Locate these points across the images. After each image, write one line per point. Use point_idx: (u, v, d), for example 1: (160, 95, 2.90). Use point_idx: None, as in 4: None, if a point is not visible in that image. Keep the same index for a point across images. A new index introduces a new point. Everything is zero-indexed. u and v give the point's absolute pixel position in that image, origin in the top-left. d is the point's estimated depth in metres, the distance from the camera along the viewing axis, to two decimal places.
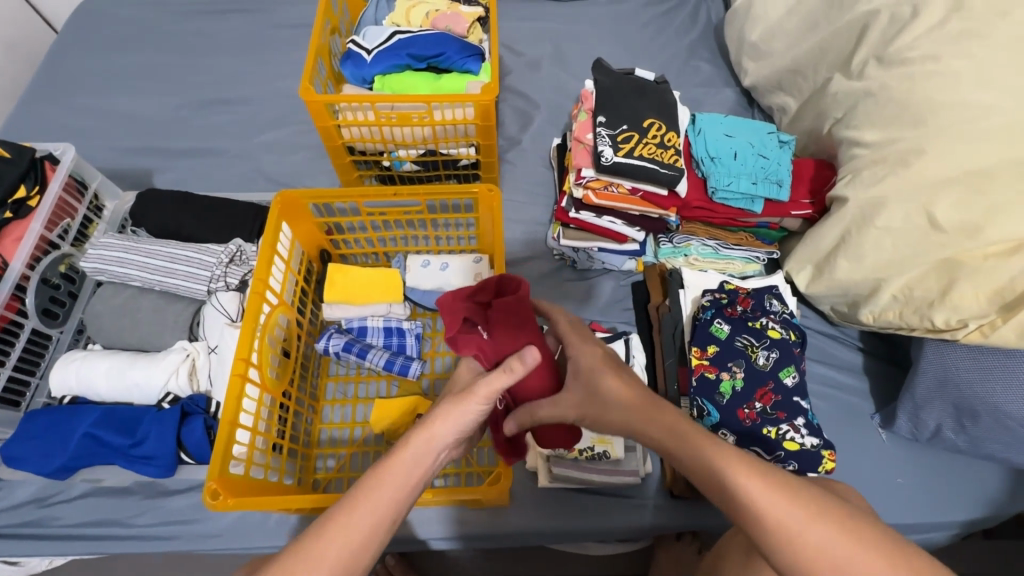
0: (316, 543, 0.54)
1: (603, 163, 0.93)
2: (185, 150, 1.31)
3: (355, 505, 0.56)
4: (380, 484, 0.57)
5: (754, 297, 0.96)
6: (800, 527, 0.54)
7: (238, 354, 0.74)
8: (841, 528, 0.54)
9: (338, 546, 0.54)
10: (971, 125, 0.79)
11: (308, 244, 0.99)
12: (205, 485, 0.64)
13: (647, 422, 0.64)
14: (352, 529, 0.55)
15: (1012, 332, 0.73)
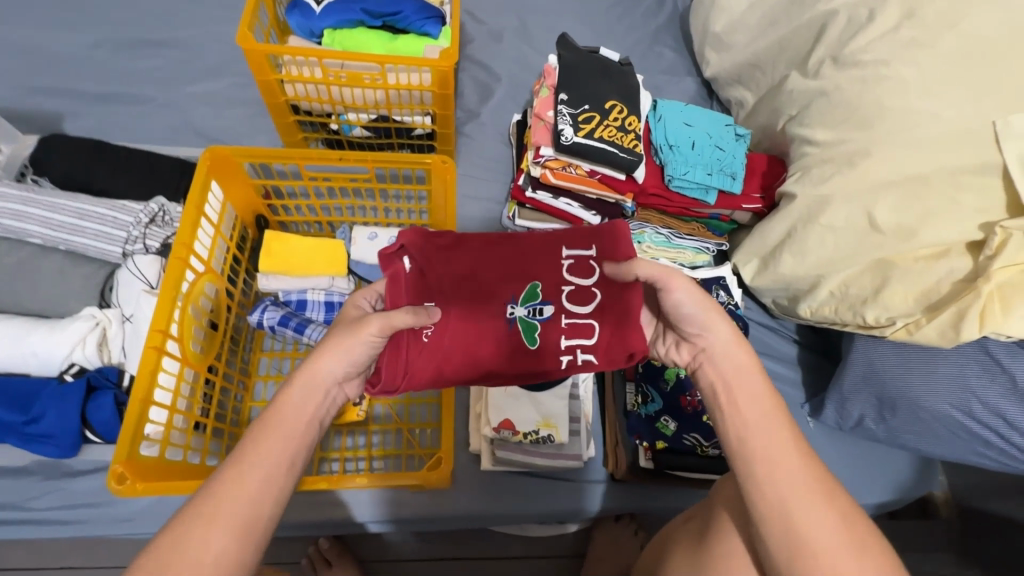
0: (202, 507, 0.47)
1: (563, 142, 0.90)
2: (103, 94, 1.17)
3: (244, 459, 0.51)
4: (270, 432, 0.53)
5: (701, 288, 0.99)
6: (810, 505, 0.48)
7: (154, 325, 0.67)
8: (873, 544, 0.47)
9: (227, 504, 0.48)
10: (914, 130, 0.81)
11: (242, 208, 0.91)
12: (111, 468, 0.58)
13: (715, 364, 0.57)
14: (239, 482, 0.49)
15: (934, 331, 0.76)
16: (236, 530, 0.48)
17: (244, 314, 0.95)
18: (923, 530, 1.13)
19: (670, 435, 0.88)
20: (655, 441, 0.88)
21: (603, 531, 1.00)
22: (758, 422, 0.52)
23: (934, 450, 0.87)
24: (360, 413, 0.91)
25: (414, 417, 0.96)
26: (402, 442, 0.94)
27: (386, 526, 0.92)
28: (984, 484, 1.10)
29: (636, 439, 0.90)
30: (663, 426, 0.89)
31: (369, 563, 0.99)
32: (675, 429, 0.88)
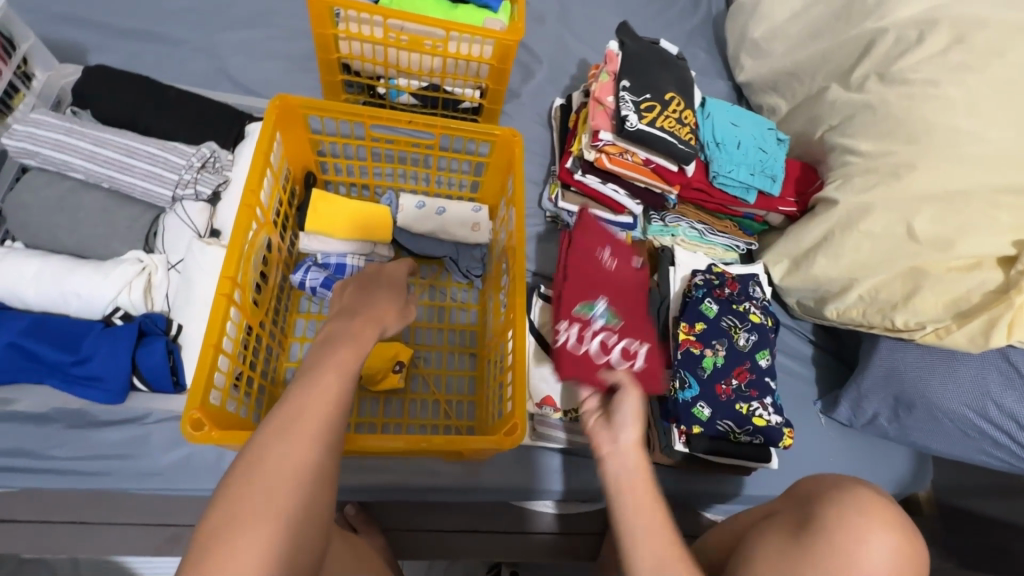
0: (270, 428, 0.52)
1: (626, 128, 0.92)
2: (132, 31, 1.11)
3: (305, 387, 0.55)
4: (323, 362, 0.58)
5: (739, 282, 1.01)
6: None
7: (225, 271, 0.65)
8: None
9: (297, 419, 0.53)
10: (957, 148, 0.86)
11: (294, 163, 0.88)
12: (186, 414, 0.56)
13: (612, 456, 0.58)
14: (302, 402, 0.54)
15: (964, 336, 0.82)
16: (310, 444, 0.52)
17: (285, 273, 0.93)
18: None
19: (704, 420, 0.90)
20: (691, 426, 0.90)
21: None
22: (637, 511, 0.54)
23: (943, 449, 0.93)
24: (399, 380, 0.91)
25: (451, 390, 0.96)
26: (438, 413, 0.94)
27: (418, 495, 0.92)
28: (968, 484, 1.19)
29: (672, 422, 0.93)
30: (698, 411, 0.90)
31: (392, 532, 0.99)
32: (710, 415, 0.90)
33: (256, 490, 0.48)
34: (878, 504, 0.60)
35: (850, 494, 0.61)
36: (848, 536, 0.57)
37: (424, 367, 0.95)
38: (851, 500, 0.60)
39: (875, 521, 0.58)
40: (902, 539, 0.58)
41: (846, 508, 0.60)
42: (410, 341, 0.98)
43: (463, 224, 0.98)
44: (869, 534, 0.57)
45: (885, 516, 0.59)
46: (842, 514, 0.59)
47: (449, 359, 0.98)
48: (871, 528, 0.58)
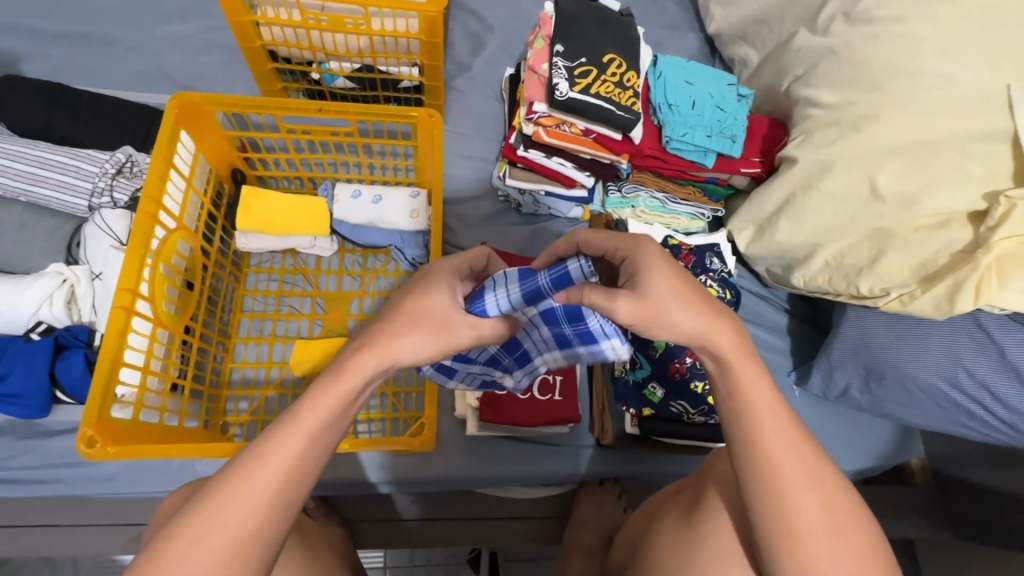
0: (300, 403, 0.50)
1: (557, 97, 0.86)
2: (67, 34, 1.09)
3: (336, 380, 0.50)
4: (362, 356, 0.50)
5: (695, 254, 0.96)
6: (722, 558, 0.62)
7: (121, 284, 0.64)
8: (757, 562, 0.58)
9: (323, 411, 0.49)
10: (924, 94, 0.76)
11: (214, 160, 0.85)
12: (79, 432, 0.57)
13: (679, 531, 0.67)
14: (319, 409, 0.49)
15: (928, 303, 0.75)
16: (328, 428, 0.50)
17: (221, 274, 0.92)
18: (901, 497, 1.15)
19: (657, 402, 0.87)
20: (642, 408, 0.87)
21: (588, 494, 1.01)
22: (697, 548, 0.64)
23: (916, 420, 0.88)
24: None
25: (400, 381, 0.93)
26: (387, 406, 0.93)
27: (373, 488, 0.92)
28: (960, 453, 1.12)
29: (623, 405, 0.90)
30: (650, 393, 0.88)
31: (356, 522, 1.00)
32: (662, 396, 0.87)
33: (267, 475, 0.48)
34: (831, 494, 0.51)
35: (808, 439, 0.53)
36: (781, 504, 0.51)
37: None
38: (807, 461, 0.52)
39: (818, 497, 0.51)
40: (857, 555, 0.50)
41: (796, 456, 0.52)
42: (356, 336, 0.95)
43: (401, 212, 0.95)
44: (814, 524, 0.50)
45: (828, 498, 0.51)
46: (787, 471, 0.51)
47: None
48: (806, 495, 0.51)
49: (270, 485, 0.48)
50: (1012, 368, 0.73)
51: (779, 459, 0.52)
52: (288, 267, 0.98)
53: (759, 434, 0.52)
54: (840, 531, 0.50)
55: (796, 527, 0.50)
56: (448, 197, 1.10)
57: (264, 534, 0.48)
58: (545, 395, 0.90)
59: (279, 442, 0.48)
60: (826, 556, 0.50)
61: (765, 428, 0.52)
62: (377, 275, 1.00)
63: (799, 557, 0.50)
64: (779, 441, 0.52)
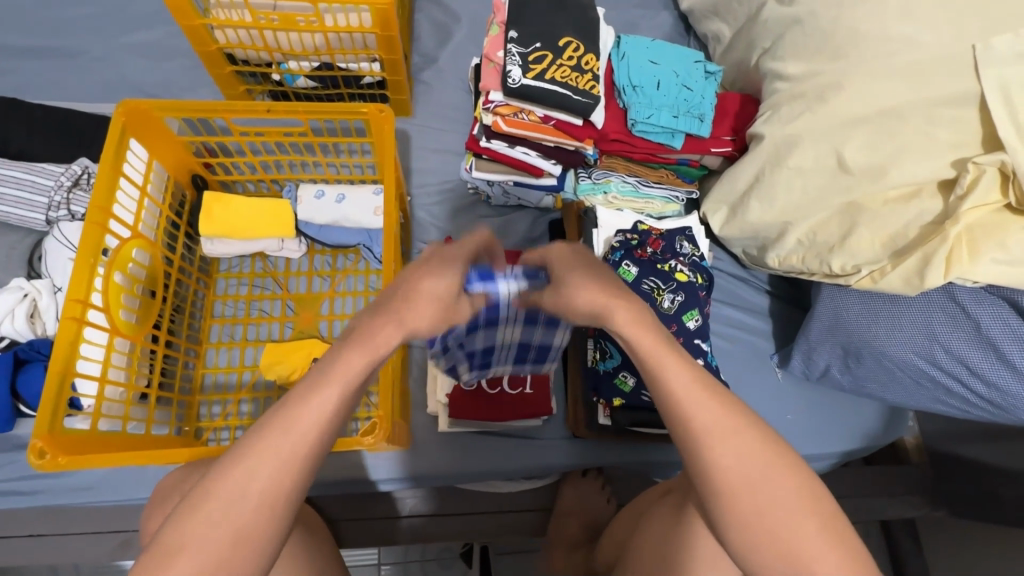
0: (331, 358, 0.49)
1: (511, 85, 0.84)
2: (31, 49, 1.09)
3: (363, 342, 0.49)
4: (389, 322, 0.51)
5: (664, 239, 0.93)
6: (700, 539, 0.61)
7: (71, 296, 0.65)
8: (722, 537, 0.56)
9: (355, 367, 0.49)
10: (888, 60, 0.73)
11: (172, 167, 0.85)
12: (30, 444, 0.58)
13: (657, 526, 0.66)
14: (350, 368, 0.48)
15: (899, 279, 0.73)
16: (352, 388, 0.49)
17: (188, 280, 0.92)
18: (895, 476, 1.12)
19: (628, 391, 0.86)
20: (612, 399, 0.86)
21: (571, 485, 0.99)
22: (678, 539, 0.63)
23: (898, 399, 0.85)
24: None
25: None
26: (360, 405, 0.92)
27: (350, 487, 0.92)
28: (956, 429, 1.08)
29: (595, 396, 0.88)
30: (621, 382, 0.86)
31: (339, 521, 1.00)
32: (634, 385, 0.86)
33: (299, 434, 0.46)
34: (756, 442, 0.48)
35: (715, 386, 0.50)
36: (703, 462, 0.48)
37: None
38: (719, 409, 0.49)
39: (738, 447, 0.47)
40: (793, 501, 0.46)
41: (708, 404, 0.49)
42: (327, 336, 0.95)
43: (364, 211, 0.94)
44: (741, 479, 0.47)
45: (750, 447, 0.48)
46: (702, 423, 0.48)
47: None
48: (722, 446, 0.48)
49: (302, 441, 0.47)
50: (985, 339, 0.70)
51: (690, 412, 0.49)
52: (257, 271, 0.98)
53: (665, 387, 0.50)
54: (763, 479, 0.47)
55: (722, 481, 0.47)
56: (418, 192, 1.09)
57: (293, 489, 0.46)
58: (517, 391, 0.89)
59: (310, 402, 0.47)
60: (760, 507, 0.46)
61: (671, 380, 0.50)
62: (347, 274, 0.99)
63: (734, 516, 0.47)
64: (687, 392, 0.49)
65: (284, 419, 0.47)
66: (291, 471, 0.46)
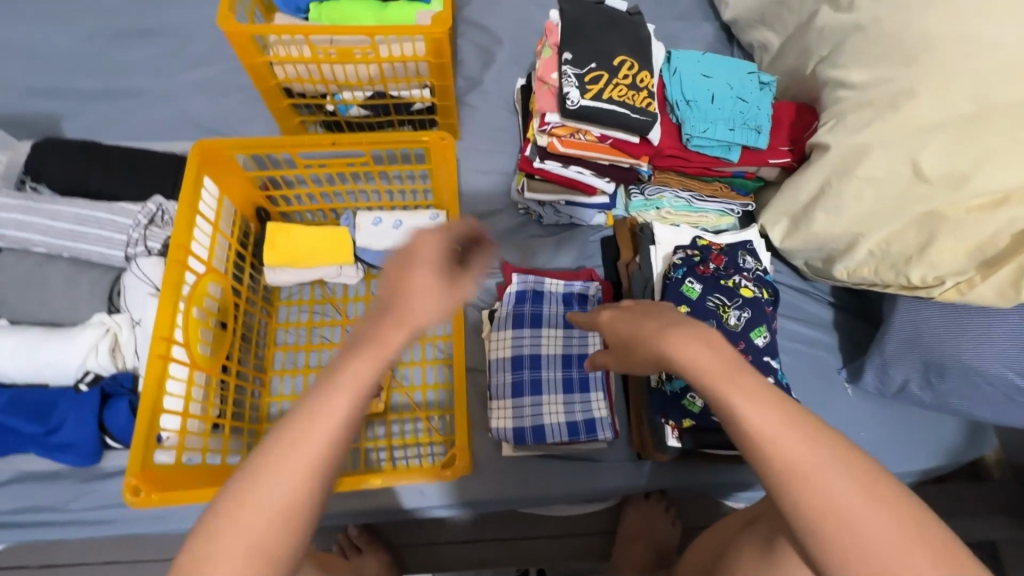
0: (315, 387, 0.44)
1: (569, 107, 0.84)
2: (99, 91, 1.15)
3: (341, 379, 0.43)
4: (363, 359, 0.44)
5: (726, 254, 0.92)
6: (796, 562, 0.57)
7: (156, 333, 0.67)
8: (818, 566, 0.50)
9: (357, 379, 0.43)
10: (964, 64, 0.70)
11: (239, 201, 0.88)
12: (125, 481, 0.60)
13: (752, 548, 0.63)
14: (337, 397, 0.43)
15: (989, 291, 0.70)
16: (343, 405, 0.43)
17: (253, 310, 0.94)
18: (977, 492, 1.06)
19: (697, 412, 0.83)
20: (681, 420, 0.84)
21: (635, 508, 0.97)
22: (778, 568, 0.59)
23: (987, 415, 0.81)
24: (380, 404, 0.90)
25: (434, 404, 0.94)
26: (422, 430, 0.92)
27: (412, 514, 0.91)
28: None
29: (663, 418, 0.85)
30: (690, 403, 0.84)
31: (401, 547, 0.99)
32: (703, 406, 0.83)
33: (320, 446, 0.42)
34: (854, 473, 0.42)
35: (804, 421, 0.45)
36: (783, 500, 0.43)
37: (403, 385, 0.94)
38: (806, 444, 0.43)
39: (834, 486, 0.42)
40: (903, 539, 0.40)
41: (800, 441, 0.44)
42: (387, 360, 0.96)
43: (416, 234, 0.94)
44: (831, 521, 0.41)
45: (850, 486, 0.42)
46: (784, 458, 0.43)
47: (428, 372, 0.95)
48: (816, 488, 0.42)
49: (304, 464, 0.42)
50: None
51: (776, 451, 0.43)
52: (317, 297, 0.99)
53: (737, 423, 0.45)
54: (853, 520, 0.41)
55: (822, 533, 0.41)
56: (468, 214, 1.10)
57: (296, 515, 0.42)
58: (567, 438, 0.85)
59: (298, 430, 0.42)
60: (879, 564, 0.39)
61: (750, 416, 0.45)
62: None
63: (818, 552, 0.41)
64: (767, 426, 0.44)
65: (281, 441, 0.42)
66: (292, 506, 0.41)
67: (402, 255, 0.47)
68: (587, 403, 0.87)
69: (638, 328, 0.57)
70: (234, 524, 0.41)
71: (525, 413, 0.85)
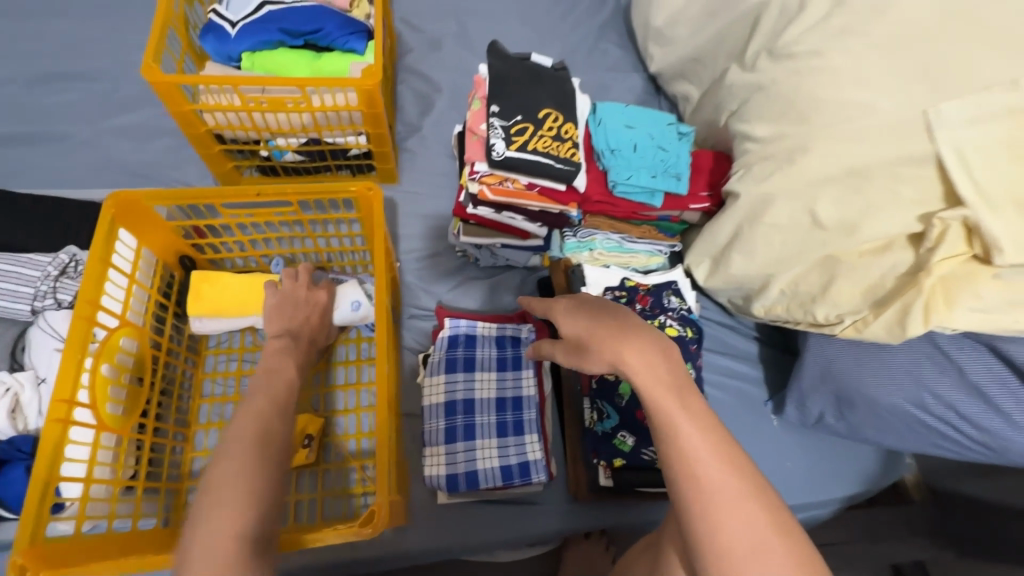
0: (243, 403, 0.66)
1: (495, 157, 0.88)
2: (18, 135, 1.11)
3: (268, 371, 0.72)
4: (274, 369, 0.73)
5: (652, 295, 0.98)
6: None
7: (57, 395, 0.64)
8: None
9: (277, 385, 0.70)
10: (846, 124, 0.78)
11: (161, 251, 0.86)
12: (9, 561, 0.55)
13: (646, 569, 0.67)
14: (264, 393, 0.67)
15: (882, 329, 0.75)
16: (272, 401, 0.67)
17: (176, 361, 0.91)
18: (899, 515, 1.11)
19: (628, 451, 0.86)
20: (612, 459, 0.86)
21: (575, 549, 0.97)
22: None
23: (895, 443, 0.86)
24: (311, 455, 0.87)
25: (368, 453, 0.91)
26: (355, 481, 0.90)
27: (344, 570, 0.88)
28: (951, 465, 1.09)
29: (595, 457, 0.88)
30: (620, 443, 0.86)
31: None
32: (633, 445, 0.86)
33: (261, 423, 0.62)
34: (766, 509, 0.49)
35: (734, 455, 0.51)
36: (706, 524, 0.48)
37: (335, 434, 0.91)
38: (732, 475, 0.50)
39: (747, 515, 0.48)
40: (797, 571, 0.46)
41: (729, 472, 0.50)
42: (320, 409, 0.94)
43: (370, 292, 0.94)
44: (743, 547, 0.47)
45: (758, 516, 0.48)
46: (712, 485, 0.49)
47: (362, 420, 0.93)
48: (731, 513, 0.48)
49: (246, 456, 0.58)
50: (972, 385, 0.73)
51: (706, 477, 0.49)
52: (247, 345, 0.96)
53: (677, 443, 0.51)
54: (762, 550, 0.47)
55: (722, 546, 0.48)
56: (407, 257, 1.10)
57: (257, 493, 0.56)
58: (502, 483, 0.85)
59: (234, 434, 0.61)
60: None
61: (692, 442, 0.51)
62: (338, 343, 0.99)
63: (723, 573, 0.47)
64: (700, 451, 0.50)
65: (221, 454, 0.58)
66: (247, 490, 0.55)
67: (279, 297, 0.84)
68: (521, 446, 0.87)
69: (593, 328, 0.58)
70: (211, 511, 0.53)
71: (457, 459, 0.85)
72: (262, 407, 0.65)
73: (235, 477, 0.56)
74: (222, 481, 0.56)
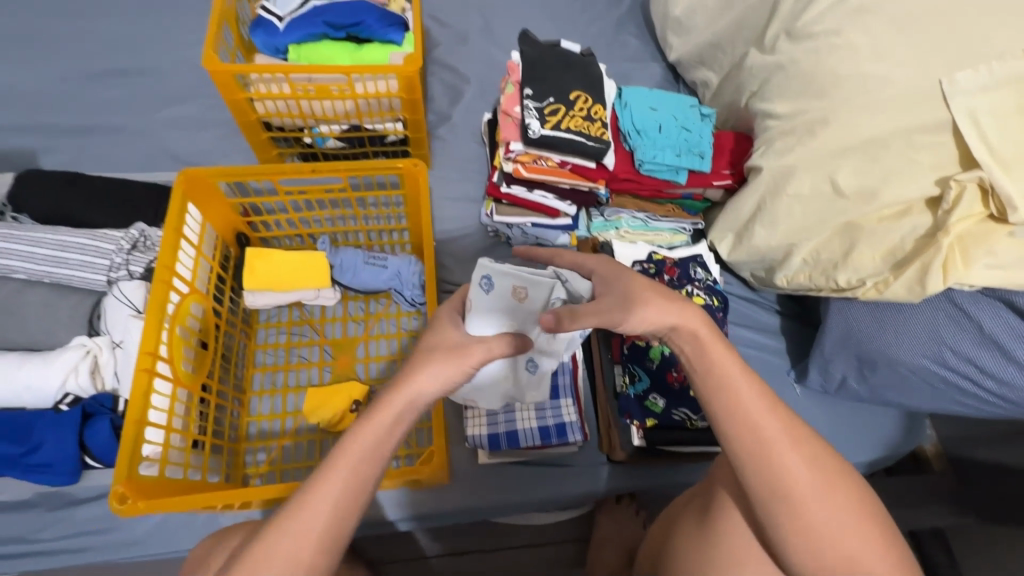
0: (364, 422, 0.57)
1: (530, 136, 0.93)
2: (78, 127, 1.18)
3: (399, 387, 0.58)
4: (401, 387, 0.58)
5: (679, 266, 1.03)
6: (724, 529, 0.66)
7: (143, 348, 0.70)
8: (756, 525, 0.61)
9: (391, 417, 0.57)
10: (864, 97, 0.82)
11: (220, 227, 0.92)
12: (112, 490, 0.61)
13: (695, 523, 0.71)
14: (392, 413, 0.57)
15: (902, 288, 0.79)
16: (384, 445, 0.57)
17: (232, 332, 0.97)
18: (922, 483, 1.14)
19: (659, 412, 0.91)
20: (646, 420, 0.90)
21: (607, 512, 1.01)
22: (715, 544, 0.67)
23: (916, 402, 0.90)
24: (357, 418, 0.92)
25: (411, 418, 0.97)
26: (399, 443, 0.95)
27: (391, 527, 0.93)
28: (972, 433, 1.12)
29: (627, 418, 0.92)
30: (652, 404, 0.91)
31: (380, 564, 1.01)
32: (664, 406, 0.91)
33: (370, 459, 0.56)
34: (813, 447, 0.56)
35: (775, 401, 0.57)
36: (770, 468, 0.54)
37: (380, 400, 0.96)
38: (781, 421, 0.56)
39: (803, 455, 0.55)
40: (848, 500, 0.55)
41: (777, 419, 0.56)
42: (365, 377, 0.99)
43: (506, 302, 0.75)
44: (804, 483, 0.54)
45: (812, 454, 0.55)
46: (767, 431, 0.55)
47: None
48: (791, 456, 0.55)
49: (347, 493, 0.55)
50: (989, 339, 0.77)
51: (762, 426, 0.55)
52: (295, 319, 1.02)
53: (734, 400, 0.56)
54: (824, 484, 0.54)
55: (788, 489, 0.54)
56: (440, 238, 1.16)
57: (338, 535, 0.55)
58: (541, 441, 0.90)
59: (348, 456, 0.55)
60: (820, 514, 0.53)
61: (743, 397, 0.56)
62: (380, 318, 1.04)
63: (793, 506, 0.54)
64: (756, 407, 0.56)
65: (328, 472, 0.55)
66: (332, 528, 0.54)
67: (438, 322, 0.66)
68: (557, 409, 0.92)
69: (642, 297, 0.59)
70: (289, 539, 0.53)
71: (498, 420, 0.91)
72: (373, 440, 0.56)
73: (316, 529, 0.53)
74: (316, 510, 0.54)
